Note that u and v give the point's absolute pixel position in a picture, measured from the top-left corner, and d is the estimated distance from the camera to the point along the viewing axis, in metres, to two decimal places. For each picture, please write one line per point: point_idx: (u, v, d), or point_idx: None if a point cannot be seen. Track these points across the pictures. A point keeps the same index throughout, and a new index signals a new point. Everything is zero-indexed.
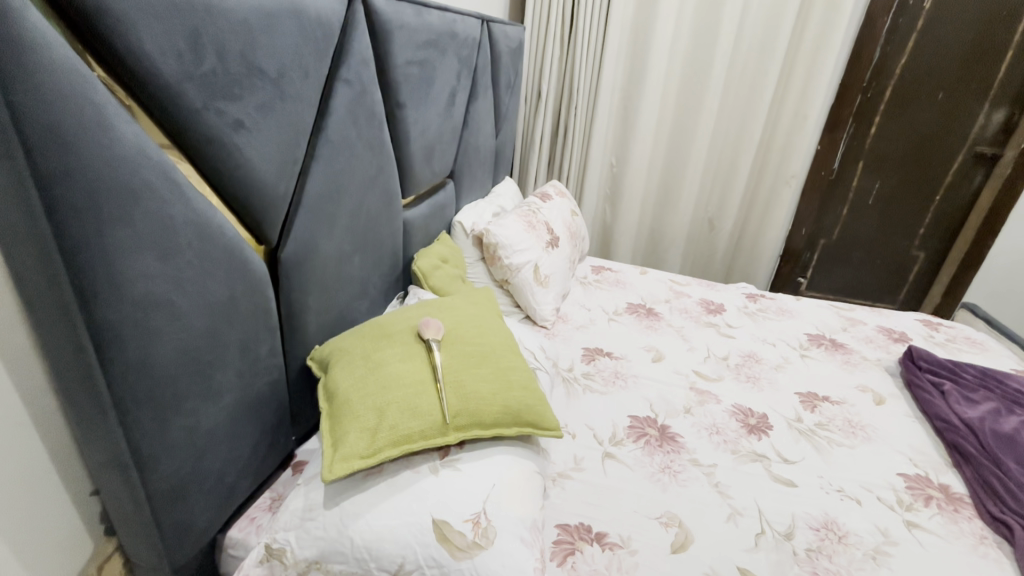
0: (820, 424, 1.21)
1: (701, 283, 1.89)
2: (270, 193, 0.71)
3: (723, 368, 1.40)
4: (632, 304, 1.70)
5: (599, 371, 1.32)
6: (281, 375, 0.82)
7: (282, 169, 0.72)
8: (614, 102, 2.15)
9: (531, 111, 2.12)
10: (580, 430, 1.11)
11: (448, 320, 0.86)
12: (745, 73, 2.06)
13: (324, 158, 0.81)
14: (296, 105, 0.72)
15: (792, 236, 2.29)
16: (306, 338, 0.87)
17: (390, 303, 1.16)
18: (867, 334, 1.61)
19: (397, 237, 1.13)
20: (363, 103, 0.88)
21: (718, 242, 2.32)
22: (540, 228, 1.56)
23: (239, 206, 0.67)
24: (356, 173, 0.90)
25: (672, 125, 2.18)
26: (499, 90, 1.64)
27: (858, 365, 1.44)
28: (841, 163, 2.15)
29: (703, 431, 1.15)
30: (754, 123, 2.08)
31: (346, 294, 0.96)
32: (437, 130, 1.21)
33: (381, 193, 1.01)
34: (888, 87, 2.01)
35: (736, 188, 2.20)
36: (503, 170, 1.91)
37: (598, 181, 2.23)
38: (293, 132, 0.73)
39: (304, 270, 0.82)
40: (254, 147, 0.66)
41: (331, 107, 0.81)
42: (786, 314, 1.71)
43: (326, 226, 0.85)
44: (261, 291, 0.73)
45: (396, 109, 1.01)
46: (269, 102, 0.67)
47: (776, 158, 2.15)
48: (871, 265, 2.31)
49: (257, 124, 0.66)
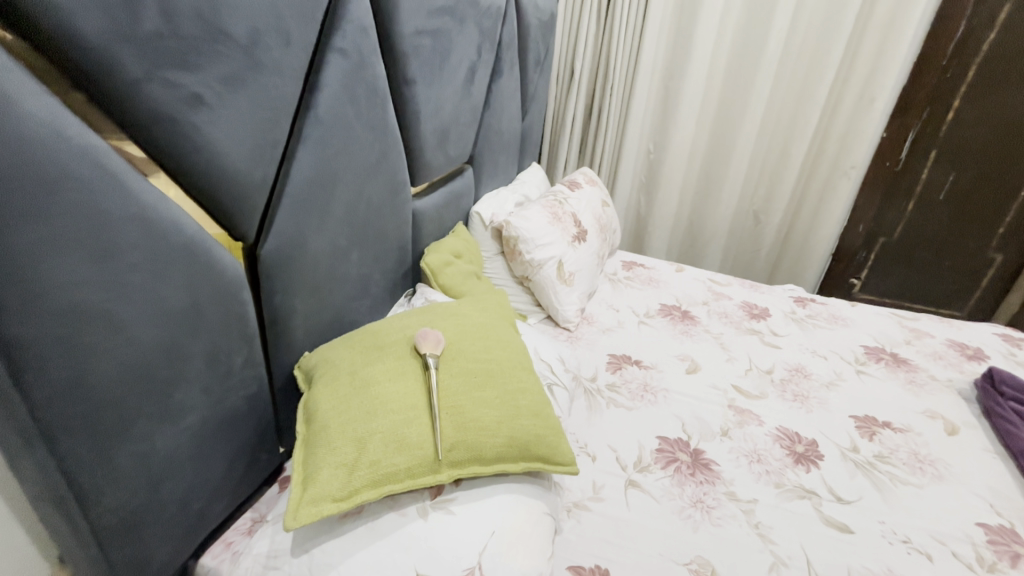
0: (880, 456, 1.05)
1: (744, 284, 1.72)
2: (243, 182, 0.61)
3: (766, 383, 1.25)
4: (665, 305, 1.55)
5: (626, 383, 1.20)
6: (262, 387, 0.74)
7: (258, 154, 0.62)
8: (654, 82, 1.97)
9: (562, 92, 1.97)
10: (601, 451, 0.99)
11: (452, 331, 0.75)
12: (805, 49, 1.84)
13: (313, 141, 0.70)
14: (274, 78, 0.61)
15: (847, 233, 2.08)
16: (294, 344, 0.78)
17: (396, 301, 1.06)
18: (935, 349, 1.42)
19: (404, 229, 1.02)
20: (361, 77, 0.77)
21: (764, 238, 2.12)
22: (566, 221, 1.43)
23: (205, 198, 0.57)
24: (354, 158, 0.79)
25: (717, 109, 1.99)
26: (527, 67, 1.50)
27: (925, 387, 1.27)
28: (909, 153, 1.92)
29: (742, 458, 1.02)
30: (811, 107, 1.88)
31: (342, 294, 0.87)
32: (454, 110, 1.08)
33: (385, 182, 0.90)
34: (973, 66, 1.77)
35: (787, 179, 2.00)
36: (529, 155, 1.78)
37: (633, 168, 2.07)
38: (272, 110, 0.62)
39: (289, 270, 0.72)
40: (220, 128, 0.56)
41: (321, 81, 0.69)
42: (839, 321, 1.54)
43: (317, 219, 0.74)
44: (235, 295, 0.64)
45: (404, 85, 0.89)
46: (238, 73, 0.56)
47: (835, 147, 1.94)
48: (937, 268, 2.08)
49: (223, 100, 0.55)
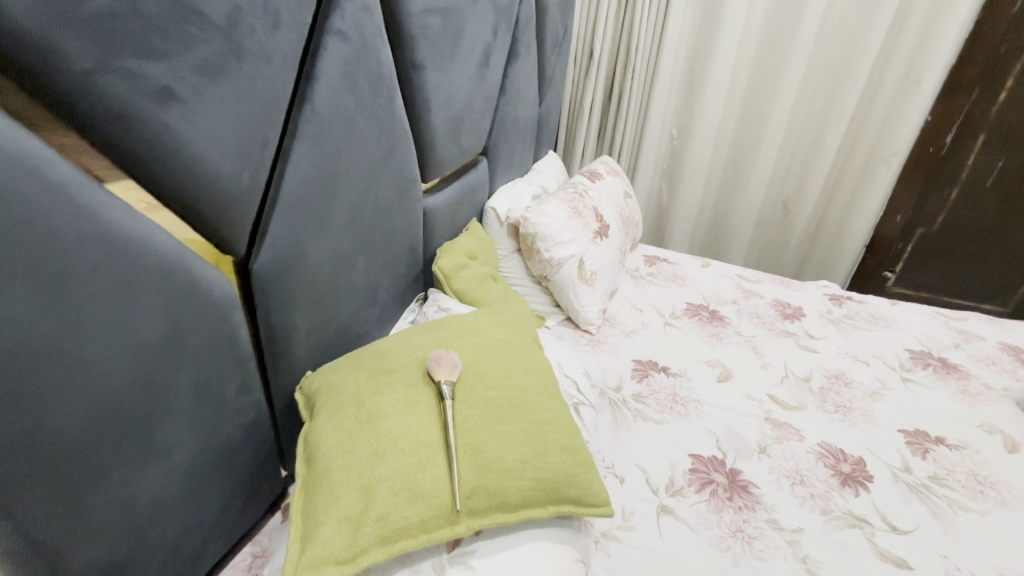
0: (935, 477, 0.96)
1: (774, 280, 1.62)
2: (227, 188, 0.52)
3: (804, 392, 1.16)
4: (692, 305, 1.46)
5: (654, 393, 1.11)
6: (261, 414, 0.66)
7: (245, 155, 0.53)
8: (679, 63, 1.84)
9: (580, 75, 1.85)
10: (629, 472, 0.92)
11: (469, 351, 0.67)
12: (844, 26, 1.70)
13: (310, 138, 0.61)
14: (262, 66, 0.53)
15: (883, 224, 1.95)
16: (295, 363, 0.70)
17: (406, 307, 0.98)
18: (987, 354, 1.32)
19: (415, 230, 0.93)
20: (364, 62, 0.68)
21: (794, 230, 2.01)
22: (588, 215, 1.33)
23: (183, 208, 0.49)
24: (358, 155, 0.71)
25: (746, 92, 1.86)
26: (545, 47, 1.39)
27: (979, 398, 1.17)
28: (955, 138, 1.78)
29: (783, 479, 0.93)
30: (850, 88, 1.74)
31: (349, 306, 0.78)
32: (467, 98, 0.99)
33: (394, 180, 0.82)
34: None
35: (821, 167, 1.87)
36: (546, 143, 1.68)
37: (655, 156, 1.96)
38: (261, 102, 0.54)
39: (287, 284, 0.64)
40: (197, 125, 0.47)
41: (318, 68, 0.61)
42: (879, 322, 1.44)
43: (317, 226, 0.66)
44: (225, 316, 0.56)
45: (414, 71, 0.80)
46: (217, 60, 0.48)
47: (874, 132, 1.81)
48: (980, 261, 1.95)
49: (199, 93, 0.47)
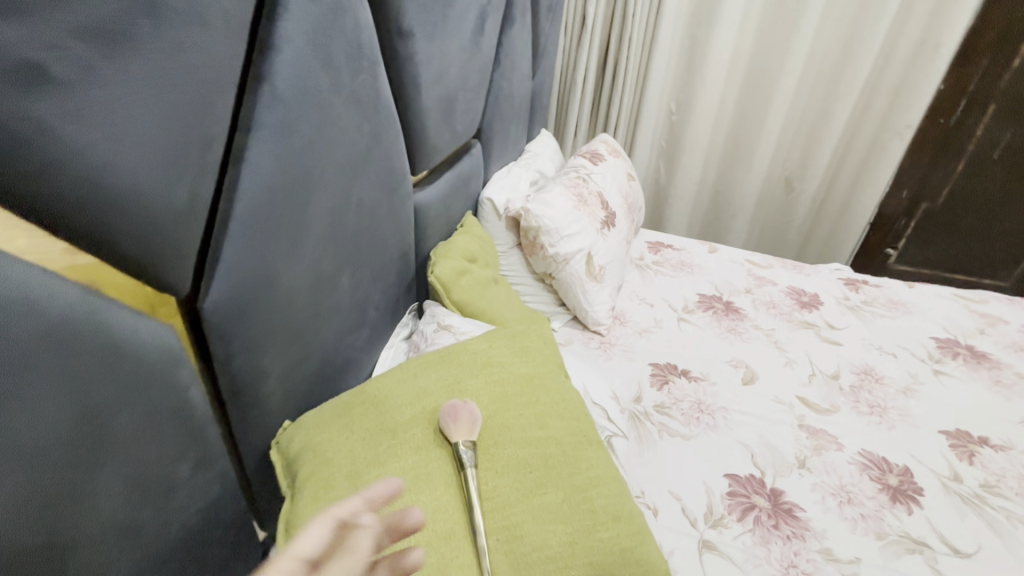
0: (987, 486, 0.89)
1: (786, 264, 1.52)
2: (153, 210, 0.37)
3: (836, 393, 1.07)
4: (704, 296, 1.35)
5: (677, 402, 1.00)
6: (229, 485, 0.52)
7: (178, 159, 0.38)
8: (679, 30, 1.70)
9: (572, 45, 1.69)
10: (662, 501, 0.81)
11: (487, 397, 0.58)
12: None
13: (271, 131, 0.46)
14: (193, 29, 0.37)
15: (889, 200, 1.87)
16: (268, 414, 0.56)
17: (398, 322, 0.84)
18: (1014, 339, 1.26)
19: (406, 232, 0.79)
20: (338, 27, 0.52)
21: (797, 208, 1.91)
22: (593, 203, 1.20)
23: (90, 240, 0.34)
24: (336, 150, 0.56)
25: (750, 61, 1.73)
26: (539, 12, 1.22)
27: (1014, 389, 1.11)
28: (965, 108, 1.69)
29: (829, 498, 0.84)
30: (861, 56, 1.63)
31: (332, 333, 0.64)
32: (461, 72, 0.83)
33: (380, 177, 0.67)
34: None
35: (828, 141, 1.77)
36: (539, 121, 1.52)
37: (652, 133, 1.83)
38: (197, 84, 0.38)
39: (252, 321, 0.50)
40: (95, 121, 0.32)
41: (277, 34, 0.45)
42: (900, 308, 1.35)
43: (289, 244, 0.51)
44: (167, 377, 0.42)
45: (399, 39, 0.64)
46: (117, 21, 0.32)
47: (884, 103, 1.71)
48: (984, 237, 1.90)
49: (90, 71, 0.31)
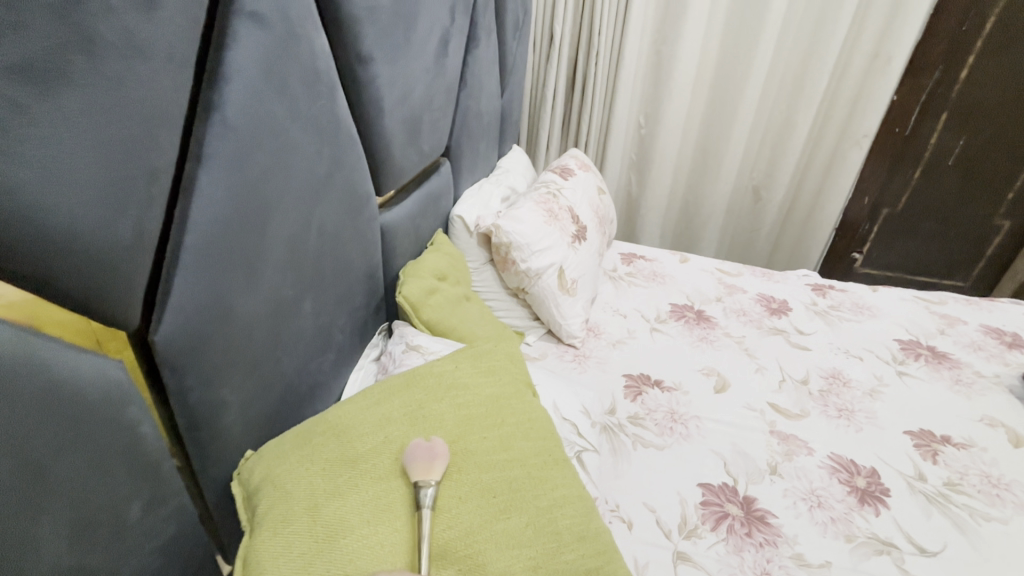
0: (950, 484, 0.91)
1: (755, 272, 1.56)
2: (94, 246, 0.37)
3: (805, 397, 1.09)
4: (676, 305, 1.37)
5: (651, 413, 1.01)
6: (187, 521, 0.51)
7: (121, 194, 0.38)
8: (644, 46, 1.74)
9: (541, 62, 1.73)
10: (636, 513, 0.82)
11: (452, 422, 0.58)
12: (811, 5, 1.64)
13: (222, 161, 0.46)
14: (132, 62, 0.37)
15: (852, 206, 1.93)
16: (228, 445, 0.55)
17: (368, 343, 0.83)
18: (972, 339, 1.30)
19: (372, 253, 0.79)
20: (292, 55, 0.52)
21: (765, 216, 1.96)
22: (563, 218, 1.21)
23: (26, 278, 0.34)
24: (294, 176, 0.56)
25: (713, 75, 1.79)
26: (505, 31, 1.24)
27: (974, 388, 1.14)
28: (919, 116, 1.76)
29: (800, 503, 0.86)
30: (819, 69, 1.69)
31: (295, 359, 0.63)
32: (425, 92, 0.84)
33: (343, 200, 0.67)
34: (992, 17, 1.60)
35: (791, 151, 1.82)
36: (510, 137, 1.54)
37: (622, 145, 1.86)
38: (138, 117, 0.38)
39: (208, 354, 0.49)
40: (28, 160, 0.32)
41: (228, 66, 0.45)
42: (864, 311, 1.39)
43: (245, 273, 0.51)
44: (115, 415, 0.41)
45: (359, 63, 0.64)
46: (48, 58, 0.32)
47: (843, 113, 1.77)
48: (942, 239, 1.97)
49: (22, 111, 0.31)
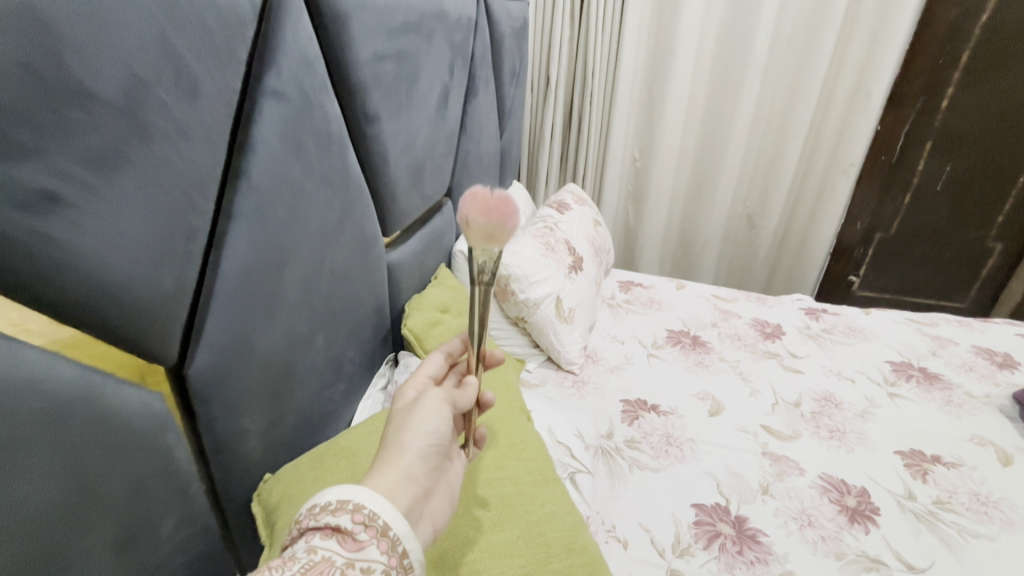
0: (940, 503, 0.94)
1: (750, 298, 1.60)
2: (142, 296, 0.43)
3: (797, 419, 1.13)
4: (673, 331, 1.42)
5: (647, 436, 1.05)
6: (211, 538, 0.56)
7: (166, 251, 0.45)
8: (636, 85, 1.84)
9: (539, 102, 1.83)
10: (632, 533, 0.85)
11: None
12: (793, 45, 1.74)
13: (247, 217, 0.53)
14: (178, 143, 0.44)
15: (845, 230, 1.98)
16: (248, 469, 0.61)
17: (376, 372, 0.89)
18: (964, 360, 1.33)
19: (379, 290, 0.85)
20: (308, 122, 0.60)
21: (760, 242, 2.02)
22: (560, 250, 1.28)
23: (87, 325, 0.41)
24: (309, 225, 0.63)
25: (703, 111, 1.88)
26: (503, 79, 1.34)
27: (965, 408, 1.17)
28: (904, 145, 1.83)
29: (791, 522, 0.89)
30: (803, 103, 1.77)
31: (309, 390, 0.69)
32: (427, 142, 0.92)
33: (353, 244, 0.74)
34: (966, 51, 1.68)
35: (782, 180, 1.89)
36: (511, 174, 1.62)
37: (619, 178, 1.94)
38: (181, 187, 0.45)
39: (233, 386, 0.55)
40: (95, 229, 0.39)
41: (254, 137, 0.53)
42: (857, 334, 1.43)
43: (265, 313, 0.58)
44: (154, 441, 0.47)
45: (366, 123, 0.72)
46: (114, 146, 0.39)
47: (830, 143, 1.84)
48: (937, 261, 2.00)
49: (93, 191, 0.38)
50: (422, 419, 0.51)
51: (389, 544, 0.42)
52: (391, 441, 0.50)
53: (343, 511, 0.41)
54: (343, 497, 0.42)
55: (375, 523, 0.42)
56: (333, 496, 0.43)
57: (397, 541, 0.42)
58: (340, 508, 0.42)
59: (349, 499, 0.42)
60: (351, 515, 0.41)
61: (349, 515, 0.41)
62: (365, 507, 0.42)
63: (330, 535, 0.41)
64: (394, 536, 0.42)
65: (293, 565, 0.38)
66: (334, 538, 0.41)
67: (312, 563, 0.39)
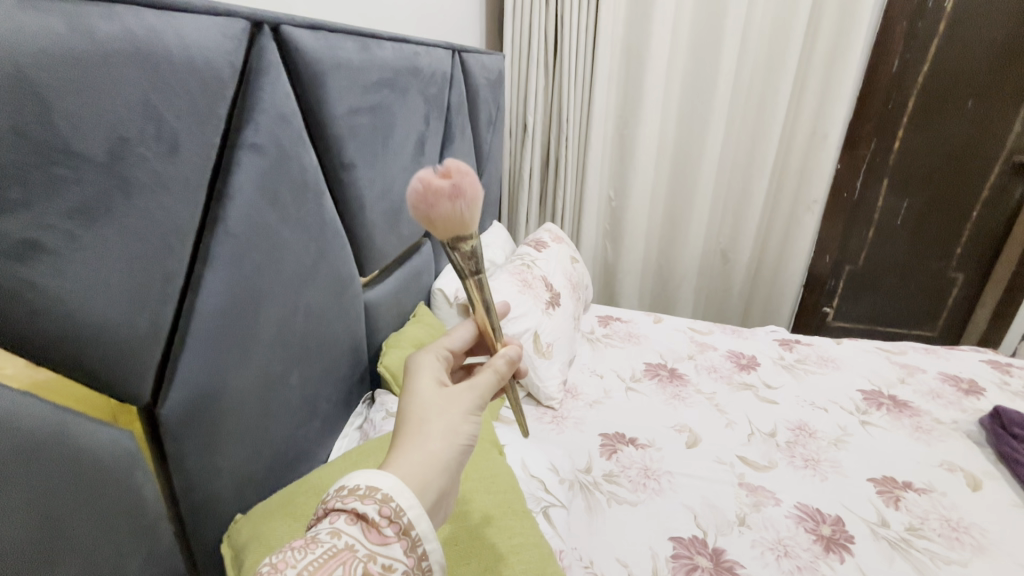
0: (912, 529, 0.95)
1: (725, 330, 1.65)
2: (116, 335, 0.45)
3: (772, 449, 1.14)
4: (650, 364, 1.44)
5: (625, 470, 1.06)
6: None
7: (142, 294, 0.47)
8: (608, 131, 1.94)
9: (516, 146, 1.91)
10: (609, 566, 0.86)
11: None
12: (752, 91, 1.86)
13: (224, 260, 0.56)
14: (158, 195, 0.47)
15: (816, 263, 2.06)
16: (219, 508, 0.61)
17: (352, 412, 0.90)
18: (932, 387, 1.37)
19: (355, 328, 0.87)
20: (284, 170, 0.64)
21: (734, 276, 2.09)
22: (537, 286, 1.32)
23: (58, 361, 0.42)
24: (286, 268, 0.66)
25: (673, 152, 1.98)
26: (479, 126, 1.41)
27: (934, 434, 1.20)
28: (863, 184, 1.93)
29: (768, 553, 0.89)
30: (766, 144, 1.87)
31: (284, 428, 0.70)
32: (404, 187, 0.96)
33: (329, 285, 0.77)
34: (912, 95, 1.81)
35: (751, 216, 1.98)
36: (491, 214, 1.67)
37: (596, 218, 2.02)
38: (160, 234, 0.48)
39: (204, 427, 0.56)
40: (77, 275, 0.41)
41: (233, 186, 0.56)
42: (829, 364, 1.47)
43: (238, 352, 0.59)
44: (125, 478, 0.48)
45: (342, 171, 0.76)
46: (98, 200, 0.42)
47: (793, 182, 1.94)
48: (905, 291, 2.08)
49: (75, 240, 0.41)
50: (461, 414, 0.53)
51: (409, 544, 0.44)
52: (429, 428, 0.50)
53: (370, 500, 0.43)
54: (373, 485, 0.44)
55: (399, 520, 0.43)
56: (364, 481, 0.44)
57: (416, 541, 0.44)
58: (368, 496, 0.43)
59: (378, 489, 0.44)
60: (379, 507, 0.43)
61: (375, 506, 0.43)
62: (392, 501, 0.43)
63: (354, 521, 0.43)
64: (415, 536, 0.44)
65: (316, 549, 0.40)
66: (358, 524, 0.43)
67: (336, 550, 0.41)
